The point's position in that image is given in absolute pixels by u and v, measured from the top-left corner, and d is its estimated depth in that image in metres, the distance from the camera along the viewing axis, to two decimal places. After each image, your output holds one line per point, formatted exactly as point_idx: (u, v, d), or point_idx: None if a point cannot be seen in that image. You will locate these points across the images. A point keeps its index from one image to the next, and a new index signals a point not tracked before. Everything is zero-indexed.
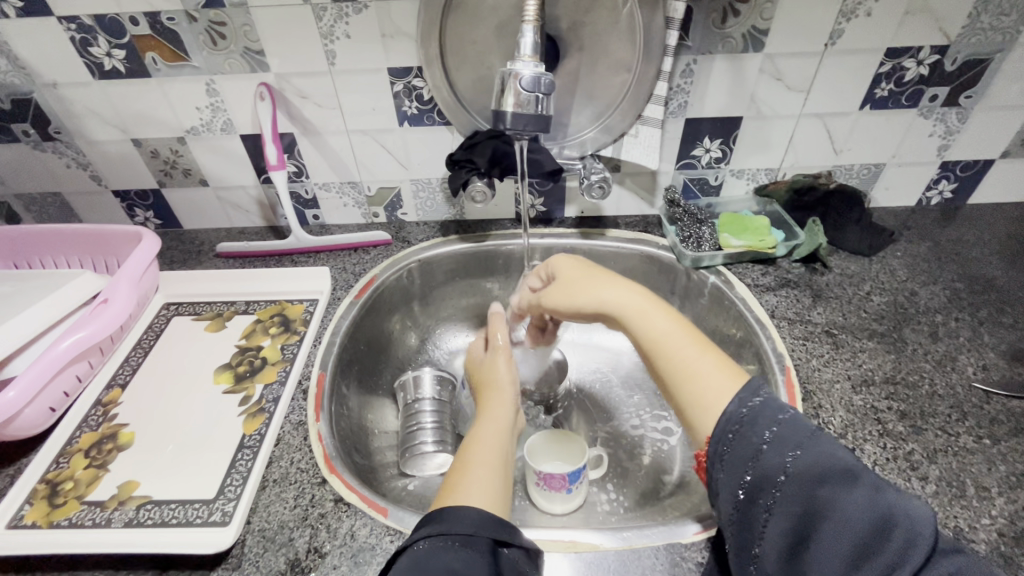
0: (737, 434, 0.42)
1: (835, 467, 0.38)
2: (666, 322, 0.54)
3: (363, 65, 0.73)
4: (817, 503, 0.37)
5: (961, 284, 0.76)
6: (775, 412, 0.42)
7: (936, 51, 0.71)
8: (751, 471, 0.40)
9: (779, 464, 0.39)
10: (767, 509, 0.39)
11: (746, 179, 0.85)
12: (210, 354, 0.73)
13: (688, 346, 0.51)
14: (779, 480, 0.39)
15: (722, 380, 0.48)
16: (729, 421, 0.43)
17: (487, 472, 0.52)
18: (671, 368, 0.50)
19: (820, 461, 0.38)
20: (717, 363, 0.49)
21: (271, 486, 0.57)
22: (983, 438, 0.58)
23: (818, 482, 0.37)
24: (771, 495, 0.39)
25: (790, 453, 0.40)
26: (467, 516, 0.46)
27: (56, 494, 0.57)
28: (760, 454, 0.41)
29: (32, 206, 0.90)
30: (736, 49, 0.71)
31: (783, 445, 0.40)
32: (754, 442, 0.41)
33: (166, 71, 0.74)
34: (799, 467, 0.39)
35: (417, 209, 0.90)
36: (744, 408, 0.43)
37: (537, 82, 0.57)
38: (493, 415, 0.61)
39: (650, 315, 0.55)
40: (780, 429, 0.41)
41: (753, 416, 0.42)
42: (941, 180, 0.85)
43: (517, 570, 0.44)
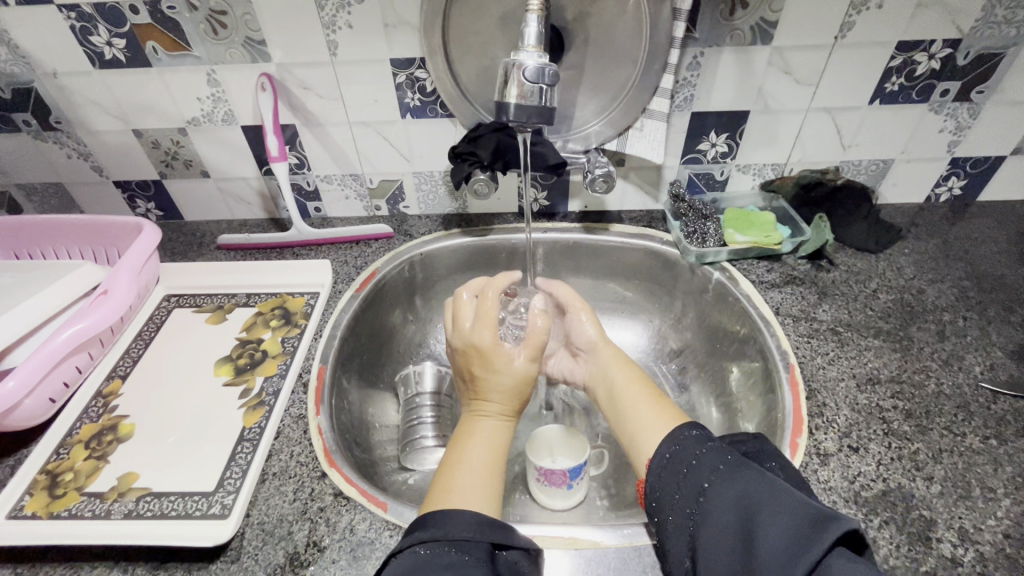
0: (670, 463, 0.49)
1: (747, 479, 0.43)
2: (627, 375, 0.64)
3: (366, 56, 0.72)
4: (733, 509, 0.41)
5: (970, 282, 0.75)
6: (702, 441, 0.49)
7: (948, 45, 0.70)
8: (682, 483, 0.46)
9: (701, 483, 0.45)
10: (694, 515, 0.44)
11: (752, 174, 0.84)
12: (212, 346, 0.73)
13: (643, 397, 0.60)
14: (704, 487, 0.44)
15: (660, 422, 0.56)
16: (665, 452, 0.50)
17: (477, 470, 0.53)
18: (623, 411, 0.60)
19: (731, 478, 0.43)
20: (661, 411, 0.57)
21: (271, 479, 0.57)
22: (990, 439, 0.57)
23: (732, 491, 0.42)
24: (698, 505, 0.44)
25: (712, 473, 0.45)
26: (458, 518, 0.46)
27: (56, 485, 0.57)
28: (690, 468, 0.47)
29: (34, 196, 0.89)
30: (744, 41, 0.70)
31: (710, 461, 0.46)
32: (683, 465, 0.48)
33: (167, 60, 0.73)
34: (718, 477, 0.44)
35: (419, 202, 0.90)
36: (674, 444, 0.50)
37: (541, 73, 0.56)
38: (489, 419, 0.60)
39: (614, 369, 0.66)
40: (708, 449, 0.48)
41: (678, 450, 0.49)
42: (950, 176, 0.84)
43: (516, 570, 0.45)
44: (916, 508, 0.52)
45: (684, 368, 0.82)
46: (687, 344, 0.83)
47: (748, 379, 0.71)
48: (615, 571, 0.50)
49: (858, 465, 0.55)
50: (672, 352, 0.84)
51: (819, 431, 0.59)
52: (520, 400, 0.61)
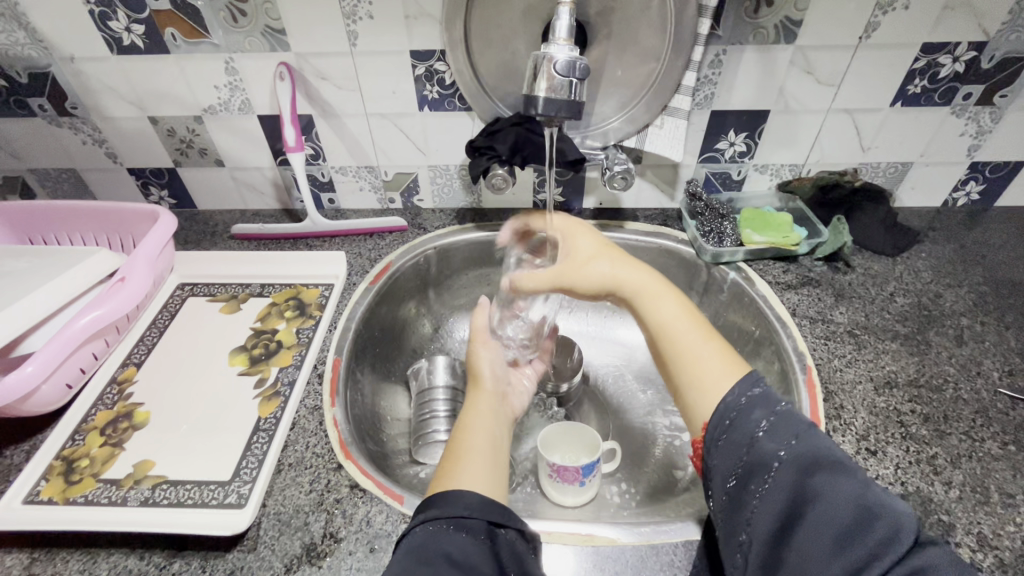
0: (734, 423, 0.44)
1: (826, 457, 0.39)
2: (676, 309, 0.55)
3: (385, 48, 0.72)
4: (804, 491, 0.38)
5: (988, 288, 0.75)
6: (774, 406, 0.44)
7: (974, 48, 0.69)
8: (746, 456, 0.42)
9: (774, 453, 0.40)
10: (757, 493, 0.40)
11: (769, 174, 0.84)
12: (226, 335, 0.73)
13: (693, 330, 0.53)
14: (774, 465, 0.40)
15: (722, 371, 0.49)
16: (725, 412, 0.45)
17: (482, 459, 0.52)
18: (674, 357, 0.52)
19: (812, 453, 0.39)
20: (718, 350, 0.51)
21: (286, 469, 0.57)
22: (1008, 445, 0.57)
23: (805, 472, 0.38)
24: (763, 480, 0.40)
25: (786, 442, 0.41)
26: (460, 500, 0.45)
27: (72, 471, 0.57)
28: (755, 439, 0.42)
29: (47, 182, 0.89)
30: (768, 40, 0.69)
31: (781, 433, 0.41)
32: (749, 432, 0.43)
33: (185, 47, 0.73)
34: (793, 454, 0.40)
35: (434, 196, 0.89)
36: (736, 404, 0.45)
37: (572, 67, 0.56)
38: (480, 404, 0.60)
39: (661, 299, 0.56)
40: (775, 419, 0.43)
41: (751, 405, 0.44)
42: (969, 181, 0.83)
43: (514, 553, 0.43)
44: (935, 512, 0.51)
45: None
46: None
47: (764, 380, 0.71)
48: (632, 569, 0.50)
49: (876, 468, 0.55)
50: None
51: (837, 434, 0.59)
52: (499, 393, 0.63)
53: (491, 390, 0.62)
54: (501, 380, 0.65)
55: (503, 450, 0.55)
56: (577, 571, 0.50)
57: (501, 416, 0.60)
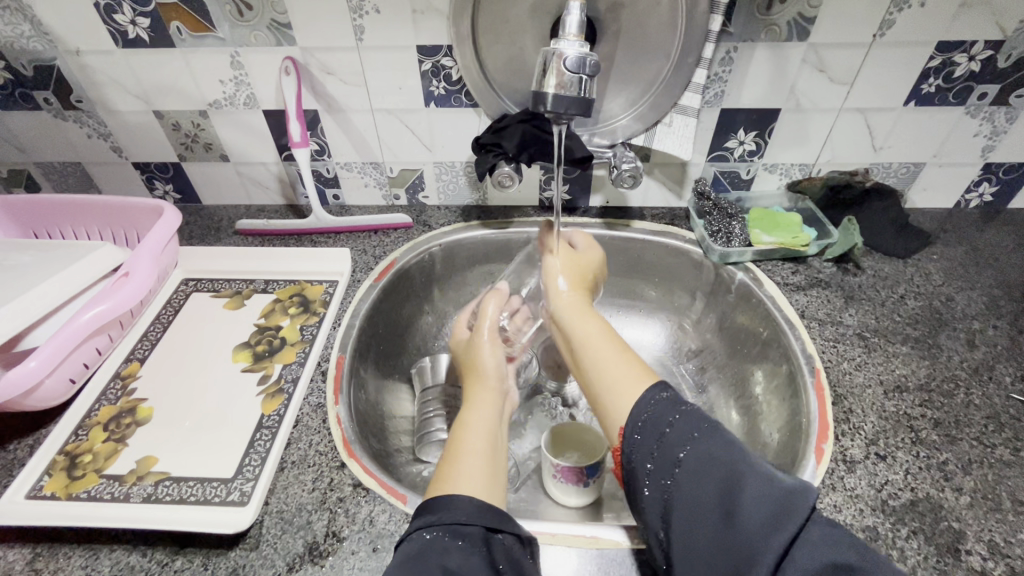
0: (646, 425, 0.46)
1: (723, 450, 0.42)
2: (597, 327, 0.59)
3: (392, 43, 0.71)
4: (707, 481, 0.41)
5: (1000, 291, 0.74)
6: (676, 407, 0.47)
7: (990, 47, 0.68)
8: (656, 452, 0.45)
9: (677, 452, 0.43)
10: (669, 485, 0.43)
11: (779, 174, 0.83)
12: (230, 331, 0.72)
13: (608, 342, 0.56)
14: (679, 457, 0.43)
15: (632, 379, 0.51)
16: (637, 416, 0.47)
17: (480, 457, 0.51)
18: (592, 366, 0.55)
19: (710, 443, 0.43)
20: (633, 363, 0.53)
21: (290, 467, 0.56)
22: (1020, 451, 0.56)
23: (709, 459, 0.42)
24: (672, 477, 0.43)
25: (688, 437, 0.44)
26: (459, 508, 0.45)
27: (75, 466, 0.57)
28: (664, 435, 0.45)
29: (52, 175, 0.89)
30: (780, 37, 0.68)
31: (683, 428, 0.45)
32: (658, 429, 0.46)
33: (191, 41, 0.72)
34: (697, 446, 0.43)
35: (439, 192, 0.89)
36: (647, 408, 0.48)
37: (582, 63, 0.55)
38: (482, 398, 0.59)
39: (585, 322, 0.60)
40: (680, 417, 0.46)
41: (656, 410, 0.47)
42: (982, 182, 0.82)
43: (511, 557, 0.43)
44: (944, 519, 0.51)
45: (702, 369, 0.81)
46: (706, 344, 0.82)
47: (771, 382, 0.70)
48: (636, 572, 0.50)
49: (885, 473, 0.55)
50: (690, 352, 0.83)
51: (846, 438, 0.58)
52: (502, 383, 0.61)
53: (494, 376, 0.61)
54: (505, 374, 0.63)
55: (502, 449, 0.55)
56: (582, 573, 0.50)
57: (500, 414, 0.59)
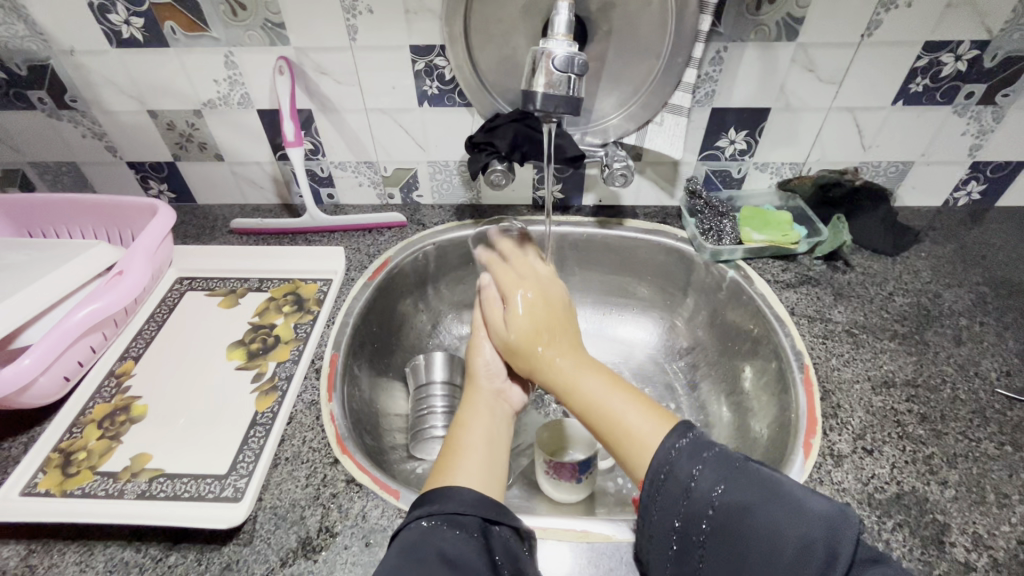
0: (670, 476, 0.44)
1: (755, 497, 0.40)
2: (594, 377, 0.56)
3: (385, 43, 0.72)
4: (741, 535, 0.39)
5: (987, 288, 0.75)
6: (699, 452, 0.44)
7: (976, 47, 0.69)
8: (684, 507, 0.42)
9: (708, 501, 0.41)
10: (701, 543, 0.41)
11: (770, 172, 0.84)
12: (225, 329, 0.73)
13: (609, 391, 0.54)
14: (709, 513, 0.41)
15: (646, 431, 0.49)
16: (660, 466, 0.45)
17: (479, 452, 0.52)
18: (599, 417, 0.52)
19: (742, 495, 0.41)
20: (642, 410, 0.51)
21: (283, 464, 0.57)
22: (1005, 445, 0.57)
23: (742, 514, 0.40)
24: (703, 528, 0.41)
25: (716, 487, 0.42)
26: (456, 497, 0.46)
27: (70, 463, 0.57)
28: (690, 489, 0.43)
29: (46, 174, 0.89)
30: (769, 37, 0.69)
31: (710, 479, 0.42)
32: (683, 484, 0.43)
33: (185, 40, 0.73)
34: (727, 499, 0.41)
35: (433, 191, 0.89)
36: (668, 457, 0.45)
37: (571, 63, 0.56)
38: (479, 401, 0.59)
39: (581, 382, 0.56)
40: (705, 466, 0.43)
41: (680, 457, 0.44)
42: (970, 180, 0.83)
43: (508, 549, 0.44)
44: (930, 512, 0.52)
45: (694, 366, 0.81)
46: (698, 342, 0.82)
47: (761, 379, 0.70)
48: (626, 565, 0.51)
49: (872, 467, 0.55)
50: (683, 349, 0.83)
51: (834, 432, 0.59)
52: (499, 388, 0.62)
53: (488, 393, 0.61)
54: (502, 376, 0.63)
55: (502, 444, 0.55)
56: (573, 567, 0.51)
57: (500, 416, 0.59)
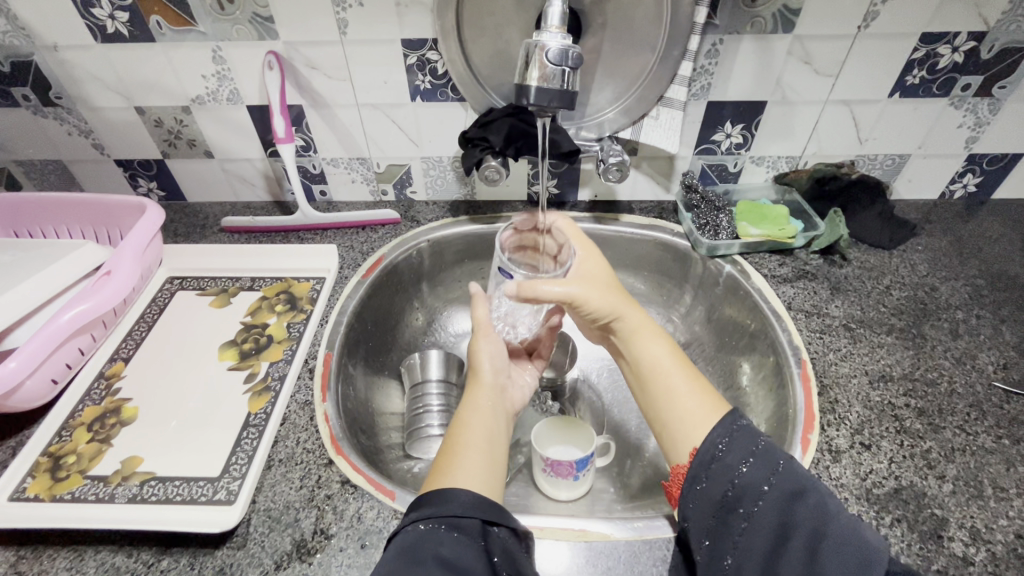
0: (724, 453, 0.45)
1: (808, 483, 0.42)
2: (663, 349, 0.55)
3: (376, 37, 0.70)
4: (791, 515, 0.41)
5: (983, 280, 0.75)
6: (751, 441, 0.45)
7: (973, 38, 0.68)
8: (737, 481, 0.43)
9: (762, 480, 0.43)
10: (746, 517, 0.42)
11: (766, 166, 0.83)
12: (216, 329, 0.72)
13: (677, 367, 0.54)
14: (763, 490, 0.42)
15: (706, 408, 0.50)
16: (717, 441, 0.46)
17: (477, 455, 0.51)
18: (660, 390, 0.53)
19: (795, 480, 0.42)
20: (703, 390, 0.51)
21: (277, 465, 0.56)
22: (1002, 439, 0.57)
23: (795, 498, 0.41)
24: (753, 505, 0.42)
25: (771, 473, 0.43)
26: (458, 499, 0.45)
27: (59, 468, 0.56)
28: (743, 466, 0.44)
29: (33, 173, 0.87)
30: (766, 29, 0.68)
31: (767, 461, 0.44)
32: (738, 460, 0.44)
33: (171, 35, 0.71)
34: (778, 483, 0.42)
35: (427, 188, 0.88)
36: (724, 432, 0.46)
37: (565, 55, 0.55)
38: (481, 398, 0.57)
39: (649, 343, 0.56)
40: (755, 457, 0.44)
41: (733, 444, 0.45)
42: (966, 173, 0.83)
43: (507, 552, 0.44)
44: (928, 506, 0.51)
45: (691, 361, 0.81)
46: (695, 337, 0.82)
47: (759, 374, 0.70)
48: (624, 565, 0.50)
49: (870, 462, 0.55)
50: (679, 345, 0.83)
51: (831, 428, 0.58)
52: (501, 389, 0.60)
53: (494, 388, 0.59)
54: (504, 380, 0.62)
55: (500, 443, 0.54)
56: (572, 566, 0.50)
57: (501, 410, 0.58)
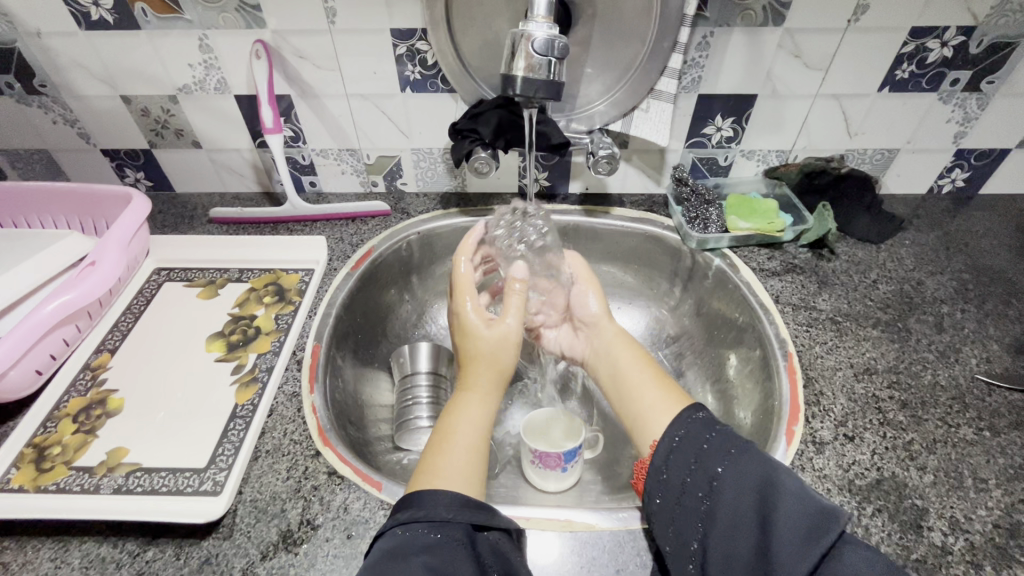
0: (680, 442, 0.47)
1: (760, 461, 0.42)
2: (634, 357, 0.63)
3: (365, 26, 0.70)
4: (743, 493, 0.41)
5: (969, 275, 0.75)
6: (707, 429, 0.46)
7: (962, 32, 0.68)
8: (694, 465, 0.45)
9: (716, 463, 0.43)
10: (704, 500, 0.43)
11: (756, 160, 0.83)
12: (204, 320, 0.71)
13: (647, 373, 0.60)
14: (716, 472, 0.43)
15: (670, 402, 0.55)
16: (677, 430, 0.48)
17: (464, 452, 0.52)
18: (630, 389, 0.59)
19: (748, 460, 0.43)
20: (672, 389, 0.57)
21: (264, 457, 0.56)
22: (983, 431, 0.57)
23: (747, 476, 0.42)
24: (708, 487, 0.43)
25: (725, 454, 0.44)
26: (437, 502, 0.45)
27: (43, 458, 0.56)
28: (701, 452, 0.45)
29: (18, 162, 0.86)
30: (756, 22, 0.68)
31: (722, 444, 0.45)
32: (697, 446, 0.46)
33: (157, 23, 0.70)
34: (731, 463, 0.43)
35: (418, 179, 0.88)
36: (683, 425, 0.48)
37: (551, 46, 0.54)
38: (476, 396, 0.57)
39: (623, 354, 0.64)
40: (712, 442, 0.45)
41: (691, 433, 0.47)
42: (954, 168, 0.83)
43: (495, 552, 0.45)
44: (909, 497, 0.52)
45: (680, 354, 0.81)
46: (684, 330, 0.82)
47: (746, 367, 0.70)
48: (609, 554, 0.51)
49: (853, 453, 0.56)
50: (669, 338, 0.83)
51: (816, 420, 0.59)
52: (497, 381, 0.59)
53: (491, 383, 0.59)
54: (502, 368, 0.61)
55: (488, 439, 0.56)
56: (557, 557, 0.50)
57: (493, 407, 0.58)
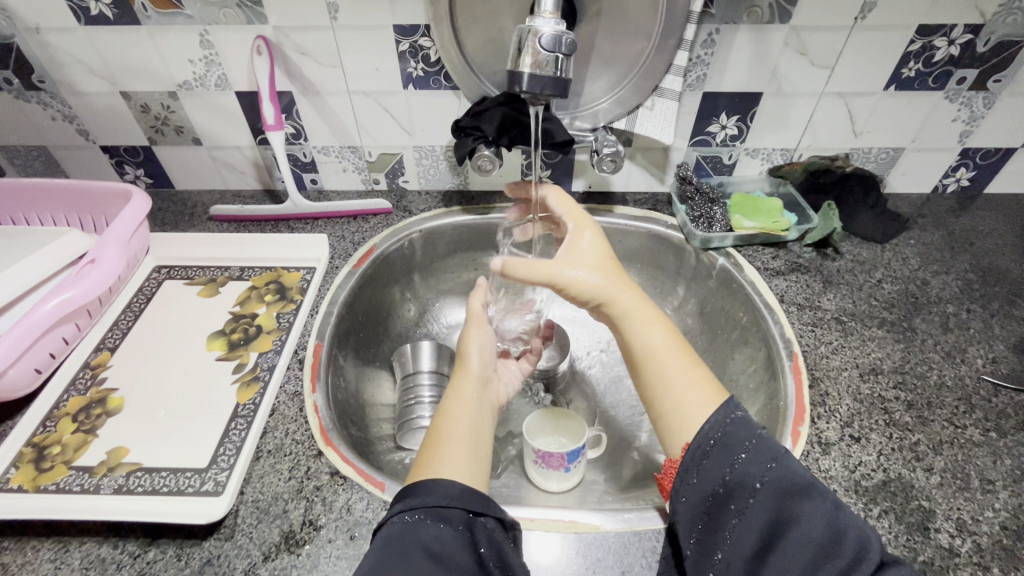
0: (715, 447, 0.45)
1: (802, 478, 0.41)
2: (662, 336, 0.54)
3: (367, 22, 0.69)
4: (786, 512, 0.40)
5: (974, 275, 0.75)
6: (747, 436, 0.45)
7: (970, 31, 0.68)
8: (729, 476, 0.43)
9: (754, 476, 0.42)
10: (737, 513, 0.42)
11: (760, 158, 0.83)
12: (205, 319, 0.71)
13: (676, 357, 0.53)
14: (756, 486, 0.42)
15: (701, 401, 0.49)
16: (709, 437, 0.46)
17: (462, 442, 0.51)
18: (655, 381, 0.52)
19: (788, 476, 0.42)
20: (701, 380, 0.51)
21: (265, 457, 0.56)
22: (990, 432, 0.57)
23: (789, 494, 0.40)
24: (745, 501, 0.42)
25: (765, 466, 0.43)
26: (438, 488, 0.45)
27: (43, 458, 0.56)
28: (737, 462, 0.44)
29: (16, 159, 0.86)
30: (762, 19, 0.67)
31: (762, 455, 0.43)
32: (732, 455, 0.44)
33: (157, 18, 0.70)
34: (771, 479, 0.42)
35: (420, 177, 0.87)
36: (719, 428, 0.46)
37: (557, 42, 0.54)
38: (464, 387, 0.58)
39: (648, 326, 0.55)
40: (751, 453, 0.44)
41: (728, 440, 0.45)
42: (959, 168, 0.83)
43: (493, 543, 0.43)
44: (915, 499, 0.52)
45: None
46: (687, 329, 0.82)
47: (750, 367, 0.70)
48: (613, 556, 0.50)
49: (858, 454, 0.55)
50: None
51: (821, 420, 0.59)
52: (483, 375, 0.60)
53: (477, 374, 0.59)
54: (489, 363, 0.62)
55: (486, 430, 0.55)
56: (562, 559, 0.50)
57: (485, 400, 0.58)
